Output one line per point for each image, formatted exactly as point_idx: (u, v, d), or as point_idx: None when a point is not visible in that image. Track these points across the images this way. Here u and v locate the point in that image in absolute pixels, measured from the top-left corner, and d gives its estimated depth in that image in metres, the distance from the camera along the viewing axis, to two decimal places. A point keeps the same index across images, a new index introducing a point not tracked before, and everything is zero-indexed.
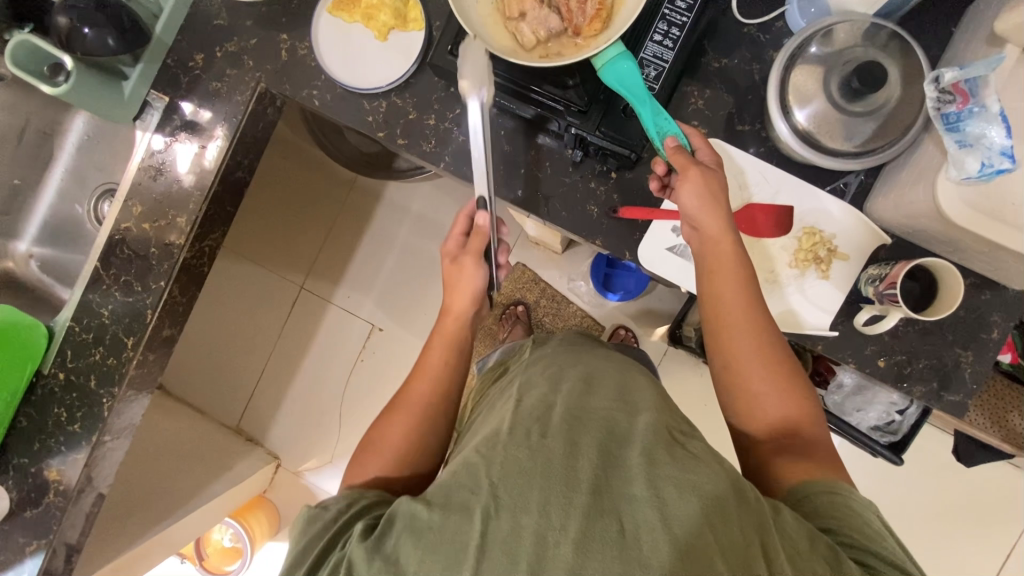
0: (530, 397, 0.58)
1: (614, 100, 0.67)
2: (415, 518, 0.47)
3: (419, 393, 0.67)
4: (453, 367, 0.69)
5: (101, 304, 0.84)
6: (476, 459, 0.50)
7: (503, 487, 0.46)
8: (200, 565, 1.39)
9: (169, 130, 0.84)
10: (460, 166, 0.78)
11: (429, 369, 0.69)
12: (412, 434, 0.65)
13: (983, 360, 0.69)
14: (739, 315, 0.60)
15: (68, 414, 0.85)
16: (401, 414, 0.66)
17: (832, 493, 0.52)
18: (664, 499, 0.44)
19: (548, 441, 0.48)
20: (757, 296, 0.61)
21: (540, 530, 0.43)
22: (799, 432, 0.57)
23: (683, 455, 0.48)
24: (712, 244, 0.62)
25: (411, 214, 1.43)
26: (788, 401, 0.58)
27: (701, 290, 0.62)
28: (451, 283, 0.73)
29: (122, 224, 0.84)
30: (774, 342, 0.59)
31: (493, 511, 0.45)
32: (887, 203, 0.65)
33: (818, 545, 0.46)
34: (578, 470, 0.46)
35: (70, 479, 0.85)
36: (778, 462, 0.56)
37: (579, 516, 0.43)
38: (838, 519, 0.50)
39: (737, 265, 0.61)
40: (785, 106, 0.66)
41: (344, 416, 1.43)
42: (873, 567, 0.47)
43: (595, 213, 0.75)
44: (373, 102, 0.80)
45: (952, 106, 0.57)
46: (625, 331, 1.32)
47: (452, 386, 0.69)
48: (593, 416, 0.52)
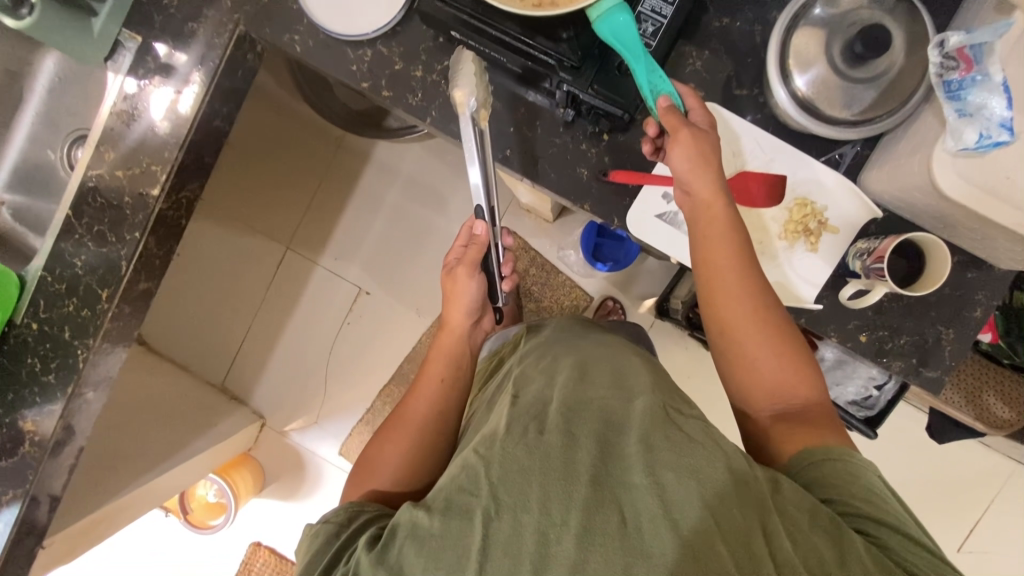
0: (527, 391, 0.57)
1: (609, 56, 0.65)
2: (416, 525, 0.47)
3: (418, 409, 0.70)
4: (450, 387, 0.73)
5: (74, 254, 0.81)
6: (474, 460, 0.48)
7: (503, 487, 0.45)
8: (184, 519, 1.40)
9: (143, 72, 0.80)
10: (447, 122, 0.76)
11: (427, 387, 0.72)
12: (412, 448, 0.67)
13: (964, 338, 0.69)
14: (732, 281, 0.58)
15: (42, 364, 0.83)
16: (400, 431, 0.69)
17: (834, 461, 0.51)
18: (663, 486, 0.44)
19: (546, 437, 0.48)
20: (751, 258, 0.59)
21: (541, 527, 0.43)
22: (796, 396, 0.56)
23: (679, 437, 0.47)
24: (704, 207, 0.60)
25: (400, 177, 1.39)
26: (786, 371, 0.56)
27: (695, 257, 0.60)
28: (448, 305, 0.78)
29: (94, 171, 0.80)
30: (773, 309, 0.58)
31: (494, 513, 0.44)
32: (881, 175, 0.64)
33: (819, 518, 0.46)
34: (577, 463, 0.46)
35: (46, 429, 0.84)
36: (778, 431, 0.55)
37: (580, 510, 0.43)
38: (839, 489, 0.49)
39: (730, 231, 0.59)
40: (785, 71, 0.64)
41: (329, 378, 1.43)
42: (875, 535, 0.47)
43: (585, 175, 0.73)
44: (358, 51, 0.76)
45: (954, 73, 0.56)
46: (612, 303, 1.33)
47: (449, 399, 0.72)
48: (588, 405, 0.52)
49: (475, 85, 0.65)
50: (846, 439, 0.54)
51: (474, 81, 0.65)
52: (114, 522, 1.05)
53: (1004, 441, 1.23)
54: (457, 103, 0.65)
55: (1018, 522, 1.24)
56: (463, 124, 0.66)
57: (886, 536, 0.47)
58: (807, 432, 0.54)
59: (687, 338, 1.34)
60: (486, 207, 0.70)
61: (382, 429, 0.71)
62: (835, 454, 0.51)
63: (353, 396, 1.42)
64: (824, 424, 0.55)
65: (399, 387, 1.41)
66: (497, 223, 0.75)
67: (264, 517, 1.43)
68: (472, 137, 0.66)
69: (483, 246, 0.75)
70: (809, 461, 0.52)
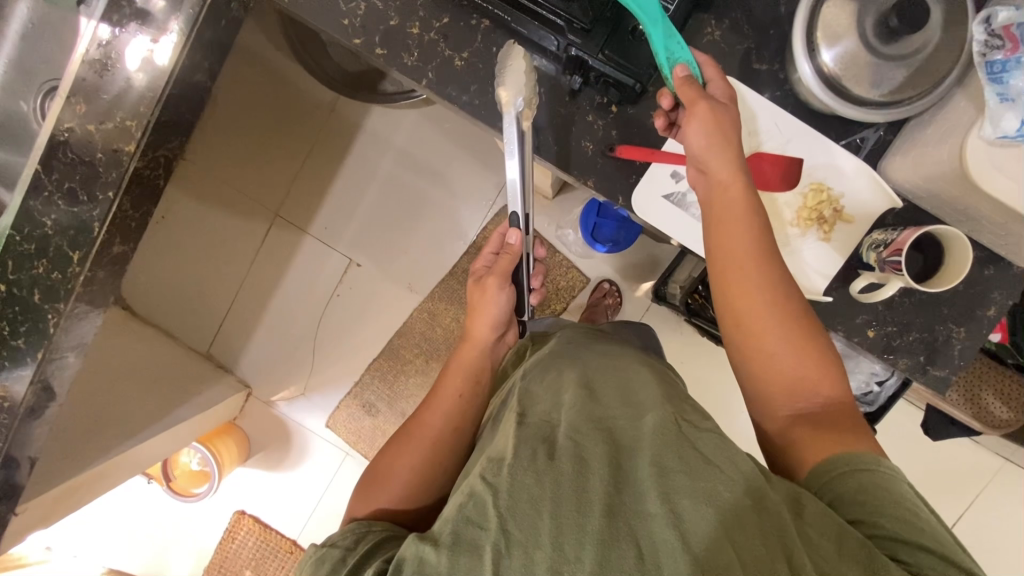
0: (533, 411, 0.54)
1: (622, 19, 0.60)
2: (423, 561, 0.43)
3: (432, 422, 0.66)
4: (467, 403, 0.68)
5: (42, 213, 0.76)
6: (481, 486, 0.45)
7: (512, 518, 0.42)
8: (167, 486, 1.38)
9: (117, 18, 0.73)
10: (444, 86, 0.70)
11: (443, 400, 0.68)
12: (423, 465, 0.62)
13: (975, 338, 0.66)
14: (750, 274, 0.54)
15: (10, 328, 0.78)
16: (409, 444, 0.64)
17: (857, 473, 0.46)
18: (680, 514, 0.41)
19: (557, 464, 0.45)
20: (772, 255, 0.55)
21: (554, 564, 0.40)
22: (815, 394, 0.52)
23: (694, 458, 0.44)
24: (720, 189, 0.56)
25: (394, 146, 1.34)
26: (806, 364, 0.52)
27: (710, 246, 0.57)
28: (475, 313, 0.75)
29: (64, 123, 0.74)
30: (791, 295, 0.54)
31: (504, 549, 0.41)
32: (905, 164, 0.61)
33: (848, 545, 0.41)
34: (589, 491, 0.43)
35: (16, 395, 0.80)
36: (797, 435, 0.51)
37: (594, 544, 0.40)
38: (869, 508, 0.45)
39: (749, 218, 0.55)
40: (812, 44, 0.59)
41: (317, 350, 1.40)
42: (910, 561, 0.42)
43: (591, 150, 0.69)
44: (350, 3, 0.70)
45: (999, 53, 0.51)
46: (608, 286, 1.30)
47: (466, 415, 0.67)
48: (597, 426, 0.49)
49: (522, 87, 0.62)
50: (875, 446, 0.49)
51: (522, 82, 0.61)
52: (92, 489, 1.02)
53: (991, 437, 1.24)
54: (503, 103, 0.62)
55: (999, 518, 1.25)
56: (506, 123, 0.63)
57: (921, 562, 0.41)
58: (830, 436, 0.49)
59: (682, 324, 1.31)
60: (523, 215, 0.69)
61: (392, 440, 0.67)
62: (860, 465, 0.47)
63: (341, 370, 1.40)
64: (845, 425, 0.50)
65: (388, 362, 1.38)
66: (531, 233, 0.73)
67: (249, 487, 1.42)
68: (513, 137, 0.63)
69: (517, 257, 0.73)
70: (831, 475, 0.47)
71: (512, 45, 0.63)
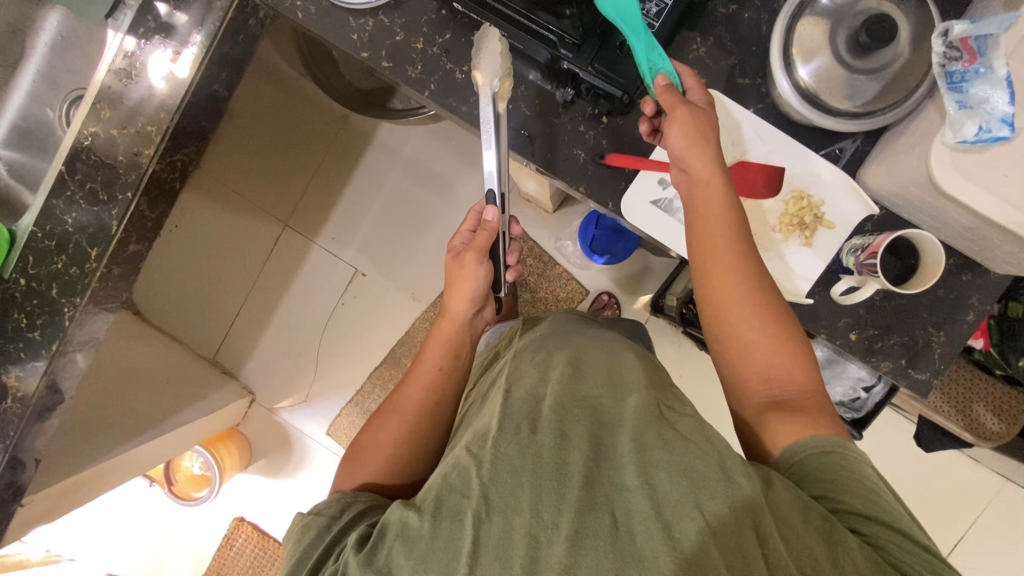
0: (520, 387, 0.59)
1: (611, 35, 0.64)
2: (406, 526, 0.48)
3: (412, 395, 0.69)
4: (447, 378, 0.71)
5: (64, 212, 0.80)
6: (466, 459, 0.50)
7: (493, 487, 0.47)
8: (168, 489, 1.39)
9: (143, 31, 0.79)
10: (445, 97, 0.75)
11: (423, 375, 0.70)
12: (405, 438, 0.65)
13: (955, 342, 0.68)
14: (729, 265, 0.57)
15: (28, 320, 0.83)
16: (394, 418, 0.67)
17: (824, 454, 0.50)
18: (655, 485, 0.45)
19: (539, 437, 0.50)
20: (750, 248, 0.58)
21: (532, 529, 0.44)
22: (789, 382, 0.54)
23: (673, 436, 0.49)
24: (701, 184, 0.59)
25: (402, 158, 1.39)
26: (780, 352, 0.55)
27: (692, 235, 0.60)
28: (453, 289, 0.76)
29: (88, 128, 0.79)
30: (768, 287, 0.57)
31: (485, 516, 0.46)
32: (880, 171, 0.63)
33: (811, 516, 0.45)
34: (569, 463, 0.47)
35: (28, 387, 0.83)
36: (770, 421, 0.53)
37: (572, 513, 0.44)
38: (833, 484, 0.48)
39: (726, 211, 0.58)
40: (788, 61, 0.63)
41: (321, 357, 1.43)
42: (868, 533, 0.46)
43: (582, 157, 0.72)
44: (360, 20, 0.75)
45: (957, 64, 0.55)
46: (607, 297, 1.33)
47: (446, 390, 0.70)
48: (581, 403, 0.54)
49: (497, 68, 0.63)
50: (842, 431, 0.52)
51: (498, 63, 0.63)
52: (96, 486, 1.04)
53: (992, 457, 1.23)
54: (477, 85, 0.64)
55: (1001, 538, 1.24)
56: (482, 103, 0.64)
57: (878, 535, 0.45)
58: (799, 423, 0.52)
59: (679, 336, 1.33)
60: (498, 192, 0.70)
61: (374, 416, 0.70)
62: (828, 448, 0.50)
63: (343, 377, 1.42)
64: (819, 412, 0.53)
65: (389, 370, 1.40)
66: (507, 211, 0.73)
67: (249, 492, 1.43)
68: (490, 118, 0.65)
69: (493, 233, 0.73)
70: (801, 456, 0.51)
71: (485, 27, 0.65)
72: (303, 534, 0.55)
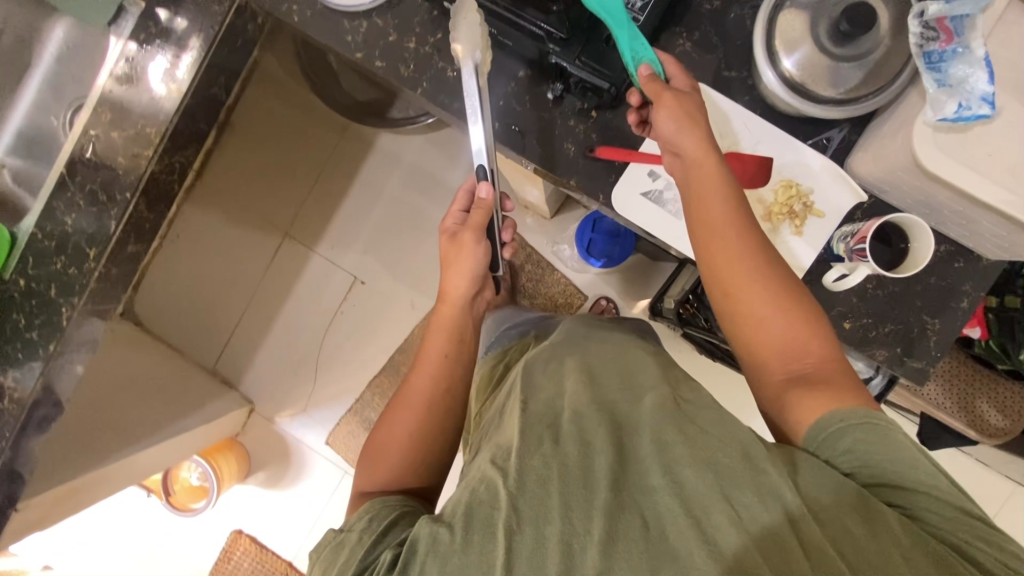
0: (536, 400, 0.60)
1: (596, 29, 0.65)
2: (436, 540, 0.47)
3: (420, 386, 0.68)
4: (454, 360, 0.70)
5: (64, 213, 0.82)
6: (492, 471, 0.50)
7: (523, 497, 0.47)
8: (166, 500, 1.38)
9: (144, 37, 0.80)
10: (437, 95, 0.76)
11: (429, 361, 0.70)
12: (416, 432, 0.65)
13: (949, 330, 0.68)
14: (736, 249, 0.57)
15: (27, 321, 0.83)
16: (404, 410, 0.67)
17: (852, 429, 0.50)
18: (681, 483, 0.47)
19: (563, 448, 0.50)
20: (752, 229, 0.58)
21: (565, 536, 0.45)
22: (807, 354, 0.54)
23: (693, 431, 0.50)
24: (695, 166, 0.60)
25: (403, 164, 1.40)
26: (792, 326, 0.55)
27: (692, 223, 0.60)
28: (449, 268, 0.75)
29: (90, 131, 0.81)
30: (774, 266, 0.57)
31: (516, 525, 0.46)
32: (867, 158, 0.64)
33: (845, 497, 0.46)
34: (595, 470, 0.48)
35: (25, 388, 0.84)
36: (791, 399, 0.53)
37: (602, 516, 0.45)
38: (865, 459, 0.49)
39: (726, 193, 0.58)
40: (772, 52, 0.64)
41: (321, 364, 1.43)
42: (903, 504, 0.47)
43: (572, 151, 0.73)
44: (354, 22, 0.77)
45: (935, 44, 0.54)
46: (606, 303, 1.35)
47: (455, 373, 0.70)
48: (598, 408, 0.55)
49: (477, 39, 0.63)
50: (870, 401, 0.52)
51: (476, 34, 0.63)
52: (92, 493, 1.04)
53: (1000, 459, 1.21)
54: (459, 58, 0.64)
55: None
56: (466, 77, 0.65)
57: (916, 505, 0.46)
58: (823, 395, 0.52)
59: (678, 339, 1.34)
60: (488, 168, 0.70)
61: (386, 411, 0.70)
62: (860, 419, 0.50)
63: (342, 384, 1.42)
64: (842, 381, 0.53)
65: (388, 377, 1.41)
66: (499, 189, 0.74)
67: (246, 503, 1.42)
68: (474, 92, 0.66)
69: (488, 210, 0.74)
70: (832, 429, 0.50)
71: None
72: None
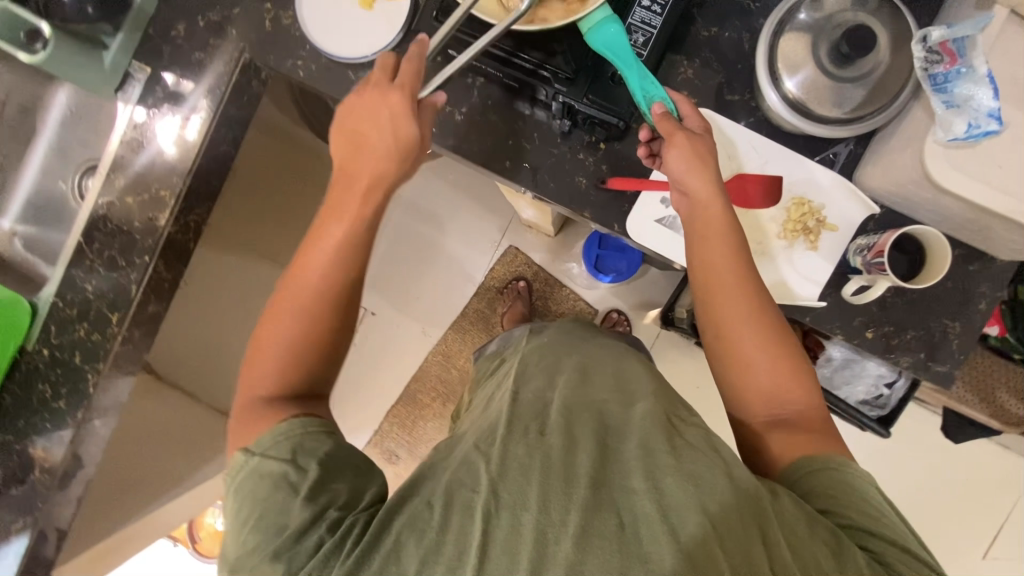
0: (526, 390, 0.62)
1: (602, 67, 0.67)
2: (416, 518, 0.48)
3: (307, 274, 0.62)
4: (355, 261, 0.63)
5: (85, 280, 0.83)
6: (475, 455, 0.52)
7: (503, 483, 0.48)
8: (193, 549, 1.38)
9: (152, 102, 0.82)
10: (448, 138, 0.76)
11: (323, 251, 0.62)
12: (301, 335, 0.60)
13: (970, 331, 0.69)
14: (732, 288, 0.60)
15: (53, 390, 0.84)
16: (287, 301, 0.61)
17: (824, 471, 0.53)
18: (662, 491, 0.45)
19: (548, 439, 0.51)
20: (750, 274, 0.61)
21: (540, 526, 0.44)
22: (791, 401, 0.57)
23: (681, 444, 0.50)
24: (701, 207, 0.62)
25: (401, 203, 1.42)
26: (779, 373, 0.58)
27: (693, 260, 0.63)
28: (356, 149, 0.64)
29: (105, 198, 0.82)
30: (768, 308, 0.60)
31: (495, 511, 0.46)
32: (875, 171, 0.65)
33: (818, 529, 0.47)
34: (576, 465, 0.48)
35: (55, 457, 0.84)
36: (773, 438, 0.57)
37: (579, 511, 0.44)
38: (835, 500, 0.51)
39: (728, 233, 0.61)
40: (775, 74, 0.66)
41: (339, 399, 1.43)
42: (874, 549, 0.48)
43: (584, 184, 0.75)
44: (359, 73, 0.78)
45: (939, 66, 0.56)
46: (617, 315, 1.36)
47: (353, 275, 0.63)
48: (587, 407, 0.56)
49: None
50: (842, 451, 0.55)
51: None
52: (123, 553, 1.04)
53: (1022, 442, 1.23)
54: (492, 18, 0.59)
55: None
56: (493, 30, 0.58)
57: (883, 551, 0.48)
58: (803, 440, 0.55)
59: (691, 347, 1.36)
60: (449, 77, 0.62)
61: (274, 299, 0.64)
62: (828, 464, 0.53)
63: (362, 418, 1.42)
64: (819, 428, 0.56)
65: (406, 407, 1.41)
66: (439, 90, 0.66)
67: None
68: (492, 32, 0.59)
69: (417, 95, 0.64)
70: (805, 470, 0.53)
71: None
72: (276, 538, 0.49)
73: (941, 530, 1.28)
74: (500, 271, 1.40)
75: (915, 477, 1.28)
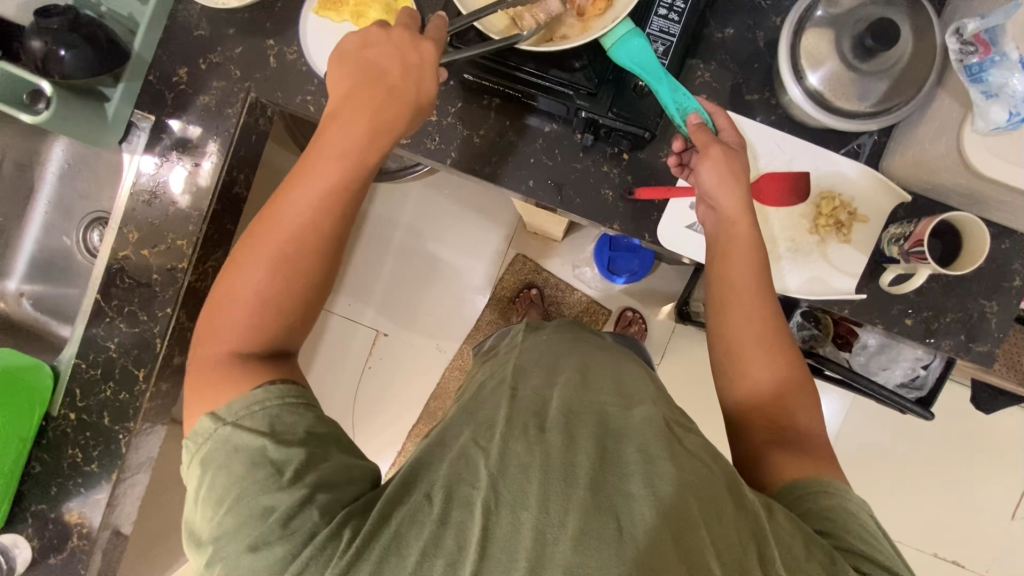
0: (525, 385, 0.59)
1: (624, 79, 0.66)
2: (416, 512, 0.47)
3: (290, 218, 0.58)
4: (331, 224, 0.60)
5: (106, 338, 0.81)
6: (473, 450, 0.50)
7: (502, 481, 0.46)
8: None
9: (159, 150, 0.79)
10: (468, 161, 0.75)
11: (300, 201, 0.59)
12: (263, 289, 0.58)
13: (1008, 309, 0.70)
14: (746, 304, 0.62)
15: (83, 454, 0.82)
16: (252, 245, 0.59)
17: (823, 494, 0.52)
18: (659, 495, 0.45)
19: (547, 437, 0.49)
20: (772, 297, 0.63)
21: (540, 525, 0.43)
22: (795, 422, 0.59)
23: (681, 452, 0.49)
24: (729, 224, 0.64)
25: (400, 227, 1.40)
26: (785, 391, 0.60)
27: (715, 273, 0.64)
28: (358, 87, 0.61)
29: (120, 252, 0.80)
30: (780, 328, 0.62)
31: (494, 508, 0.45)
32: (905, 161, 0.66)
33: (814, 551, 0.46)
34: (577, 465, 0.47)
35: (92, 521, 0.82)
36: (770, 455, 0.58)
37: (578, 512, 0.43)
38: (832, 522, 0.50)
39: (750, 253, 0.63)
40: (798, 71, 0.66)
41: (359, 425, 1.41)
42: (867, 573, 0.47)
43: (610, 196, 0.74)
44: None
45: (974, 57, 0.56)
46: (631, 314, 1.37)
47: (323, 235, 0.59)
48: (589, 409, 0.53)
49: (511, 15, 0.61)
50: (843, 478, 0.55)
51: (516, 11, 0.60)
52: None
53: None
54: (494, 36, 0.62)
55: None
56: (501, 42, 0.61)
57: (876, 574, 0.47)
58: (801, 458, 0.56)
59: None
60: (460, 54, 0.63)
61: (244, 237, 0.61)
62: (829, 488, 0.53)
63: (384, 442, 1.40)
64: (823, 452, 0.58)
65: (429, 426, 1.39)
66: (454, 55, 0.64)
67: None
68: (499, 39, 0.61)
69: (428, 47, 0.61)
70: (809, 489, 0.53)
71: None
72: (262, 522, 0.48)
73: (970, 497, 1.29)
74: (510, 279, 1.38)
75: (941, 446, 1.30)
